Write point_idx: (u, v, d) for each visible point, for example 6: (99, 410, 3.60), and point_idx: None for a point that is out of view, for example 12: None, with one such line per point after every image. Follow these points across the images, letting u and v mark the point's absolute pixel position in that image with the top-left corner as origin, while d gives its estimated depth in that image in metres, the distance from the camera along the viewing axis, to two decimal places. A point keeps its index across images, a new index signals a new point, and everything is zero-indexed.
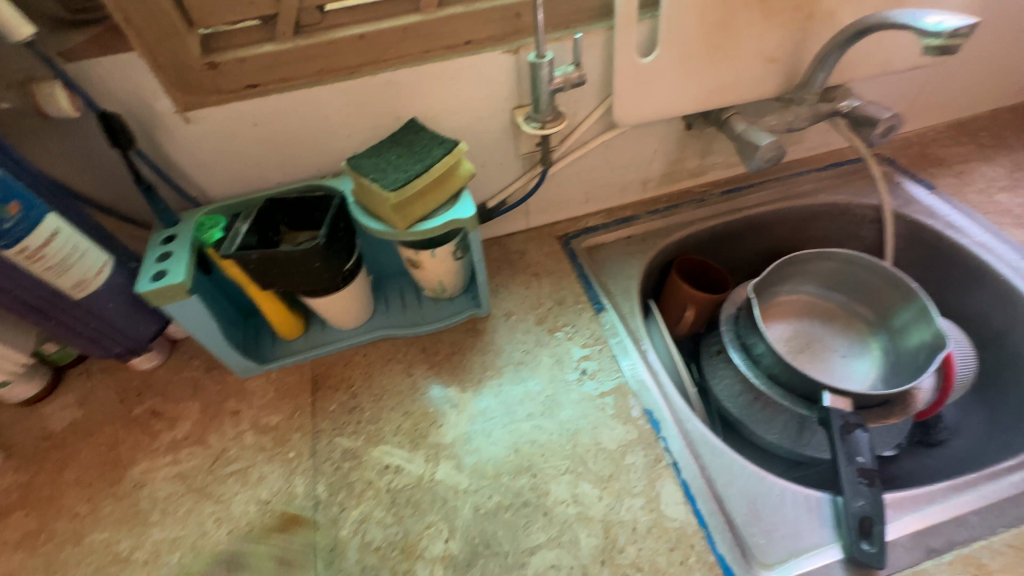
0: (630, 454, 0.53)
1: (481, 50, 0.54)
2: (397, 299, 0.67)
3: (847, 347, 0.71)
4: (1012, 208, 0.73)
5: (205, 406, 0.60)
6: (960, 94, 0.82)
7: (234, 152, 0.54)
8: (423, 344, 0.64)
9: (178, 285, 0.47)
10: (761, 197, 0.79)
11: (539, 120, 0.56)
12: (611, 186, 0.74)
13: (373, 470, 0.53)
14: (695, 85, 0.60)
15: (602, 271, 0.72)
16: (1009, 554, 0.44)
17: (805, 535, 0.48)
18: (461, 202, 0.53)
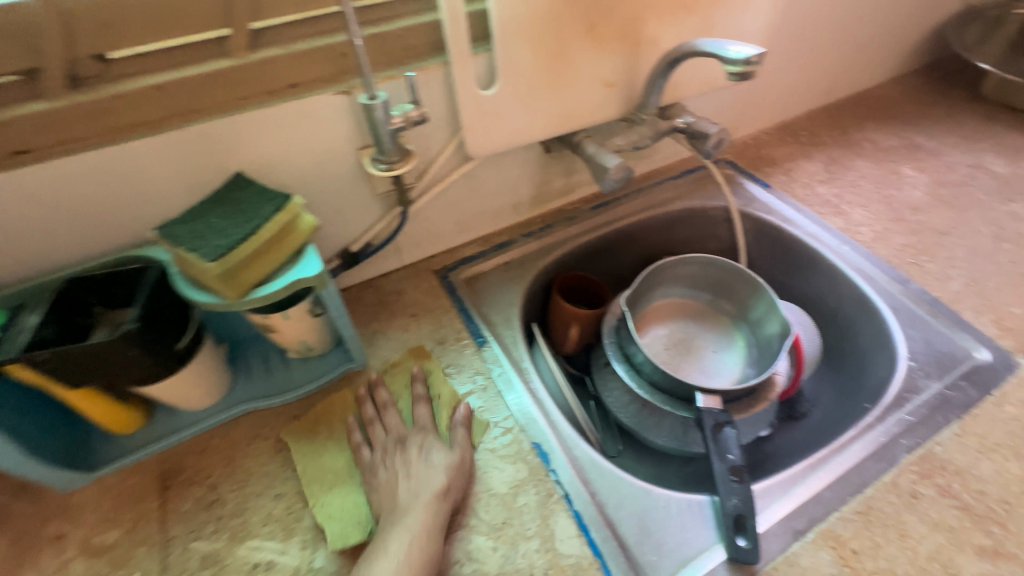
0: (522, 494, 0.51)
1: (309, 93, 0.50)
2: (260, 365, 0.61)
3: (717, 342, 0.76)
4: (829, 198, 0.83)
5: (17, 537, 0.49)
6: (780, 100, 0.92)
7: (14, 231, 0.45)
8: (294, 412, 0.58)
9: None
10: (626, 209, 0.82)
11: (386, 161, 0.54)
12: (482, 214, 0.74)
13: (241, 572, 0.47)
14: (543, 113, 0.61)
15: (483, 301, 0.70)
16: (857, 520, 0.49)
17: (691, 542, 0.49)
18: (305, 256, 0.48)
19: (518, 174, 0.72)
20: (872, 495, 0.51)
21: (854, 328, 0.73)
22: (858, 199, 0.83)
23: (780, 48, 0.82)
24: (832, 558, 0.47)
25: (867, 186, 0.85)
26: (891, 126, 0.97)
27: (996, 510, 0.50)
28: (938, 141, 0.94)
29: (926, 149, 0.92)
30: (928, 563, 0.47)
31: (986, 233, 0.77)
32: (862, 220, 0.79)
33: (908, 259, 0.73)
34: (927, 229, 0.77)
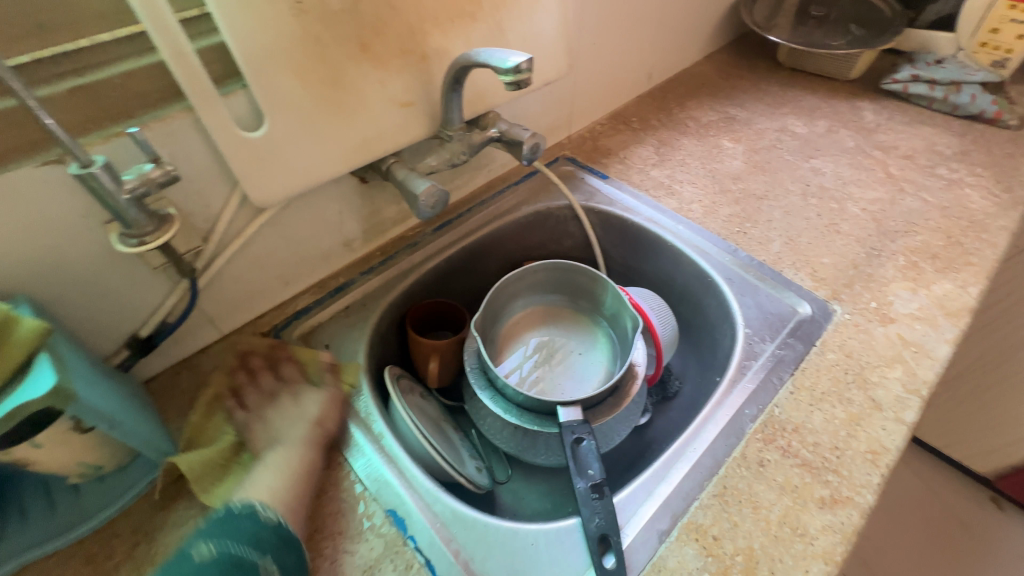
0: (378, 575, 0.46)
1: (1, 169, 0.40)
2: (37, 502, 0.49)
3: (582, 345, 0.75)
4: (663, 180, 0.86)
5: None
6: (605, 90, 0.94)
7: None
8: (90, 550, 0.48)
9: None
10: (472, 224, 0.79)
11: (137, 235, 0.45)
12: (307, 259, 0.66)
13: None
14: (336, 146, 0.55)
15: (325, 357, 0.63)
16: (714, 504, 0.50)
17: (564, 573, 0.47)
18: (37, 369, 0.39)
19: (337, 211, 0.65)
20: (725, 474, 0.52)
21: (701, 302, 0.76)
22: (687, 177, 0.87)
23: (590, 42, 0.84)
24: (696, 551, 0.47)
25: (694, 163, 0.89)
26: (709, 102, 1.04)
27: (830, 458, 0.53)
28: (749, 111, 1.02)
29: (740, 120, 0.99)
30: (780, 529, 0.48)
31: (796, 191, 0.84)
32: (692, 197, 0.83)
33: (735, 228, 0.78)
34: (747, 196, 0.83)
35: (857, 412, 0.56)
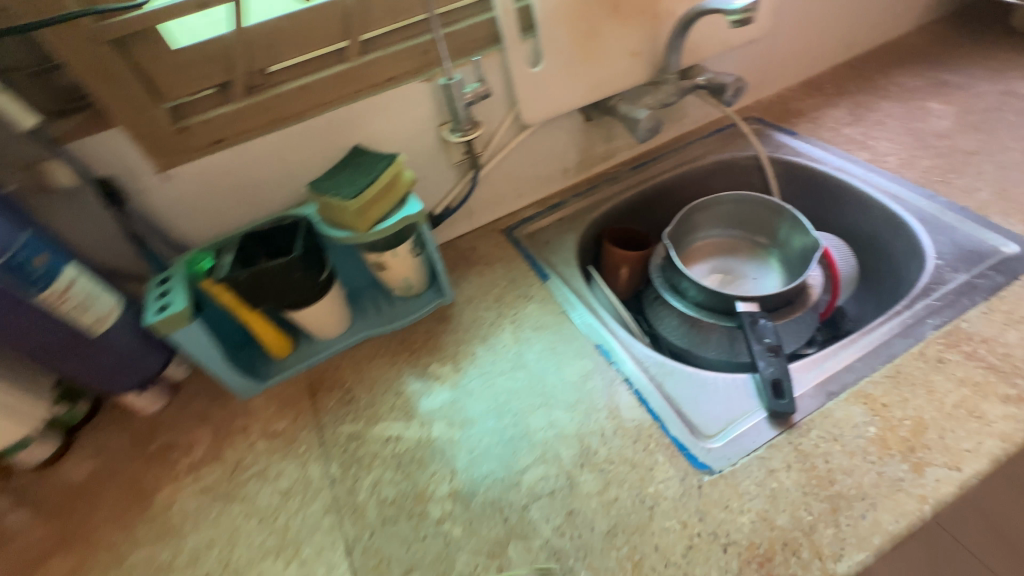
0: (591, 380, 0.63)
1: (403, 83, 0.66)
2: (372, 305, 0.76)
3: (756, 271, 0.83)
4: (855, 137, 0.90)
5: (215, 429, 0.67)
6: (801, 56, 1.00)
7: (209, 203, 0.63)
8: (401, 337, 0.73)
9: (179, 313, 0.56)
10: (663, 167, 0.93)
11: (461, 130, 0.69)
12: (537, 179, 0.87)
13: (377, 442, 0.61)
14: (582, 83, 0.74)
15: (544, 250, 0.83)
16: (886, 382, 0.56)
17: (739, 407, 0.58)
18: (409, 202, 0.64)
19: (564, 142, 0.85)
20: (900, 362, 0.58)
21: (887, 245, 0.79)
22: (884, 134, 0.89)
23: (793, 9, 0.91)
24: (864, 411, 0.54)
25: (892, 122, 0.91)
26: (918, 69, 1.02)
27: (1021, 367, 0.55)
28: (966, 76, 0.98)
29: (952, 84, 0.96)
30: (955, 409, 0.53)
31: (1015, 148, 0.80)
32: (888, 151, 0.85)
33: (934, 178, 0.79)
34: (953, 151, 0.82)
35: None
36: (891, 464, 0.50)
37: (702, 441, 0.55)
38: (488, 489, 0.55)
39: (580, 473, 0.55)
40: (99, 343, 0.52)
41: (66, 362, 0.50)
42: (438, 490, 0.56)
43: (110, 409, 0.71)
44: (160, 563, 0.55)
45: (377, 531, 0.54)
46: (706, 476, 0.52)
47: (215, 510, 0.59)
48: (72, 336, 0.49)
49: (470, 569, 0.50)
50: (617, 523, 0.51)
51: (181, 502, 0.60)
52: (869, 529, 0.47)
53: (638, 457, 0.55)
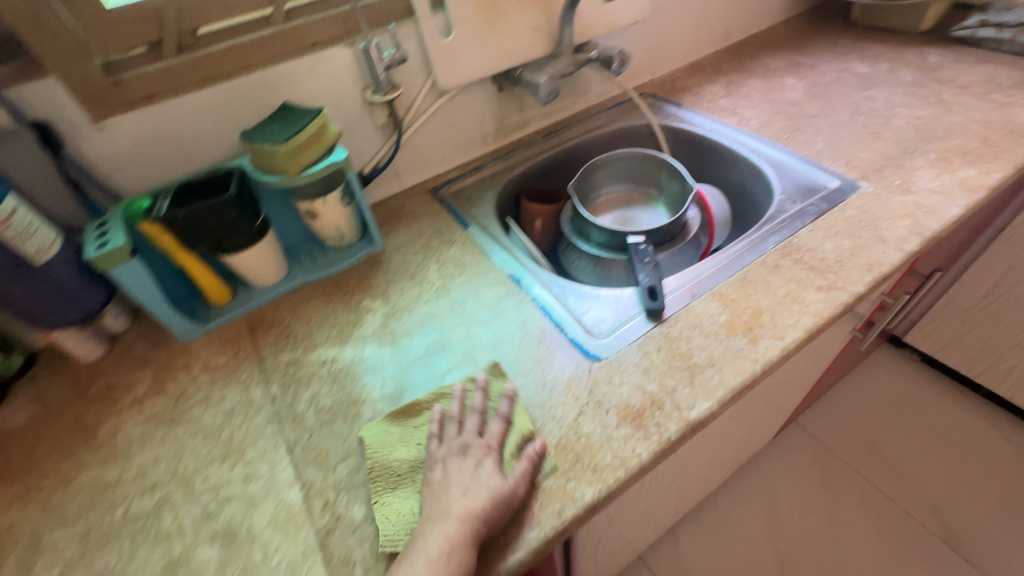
0: (505, 301, 0.73)
1: (326, 48, 0.74)
2: (307, 256, 0.83)
3: (649, 216, 0.97)
4: (727, 106, 1.06)
5: (157, 369, 0.71)
6: (685, 41, 1.16)
7: (144, 155, 0.68)
8: (336, 281, 0.80)
9: (119, 249, 0.61)
10: (570, 135, 1.05)
11: (382, 91, 0.77)
12: (458, 144, 0.97)
13: (315, 364, 0.68)
14: (490, 54, 0.85)
15: (466, 205, 0.93)
16: (735, 284, 0.71)
17: (624, 313, 0.70)
18: (335, 151, 0.71)
19: (480, 110, 0.95)
20: (747, 269, 0.72)
21: (751, 191, 0.95)
22: (750, 104, 1.06)
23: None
24: (717, 305, 0.68)
25: (757, 94, 1.08)
26: (780, 53, 1.21)
27: (832, 266, 0.71)
28: (816, 59, 1.17)
29: (805, 65, 1.16)
30: (783, 298, 0.68)
31: (845, 111, 0.99)
32: (752, 117, 1.02)
33: (785, 136, 0.96)
34: (800, 115, 1.00)
35: (863, 242, 0.73)
36: (735, 340, 0.64)
37: (594, 338, 0.67)
38: (414, 390, 0.64)
39: (493, 370, 0.65)
40: (37, 273, 0.56)
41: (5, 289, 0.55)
42: (370, 395, 0.64)
43: (47, 362, 0.73)
44: (107, 480, 0.59)
45: (316, 432, 0.61)
46: (595, 362, 0.64)
47: (160, 433, 0.63)
48: (16, 262, 0.54)
49: (399, 450, 0.58)
50: (523, 403, 0.61)
51: (126, 430, 0.64)
52: (715, 385, 0.60)
53: (541, 353, 0.65)
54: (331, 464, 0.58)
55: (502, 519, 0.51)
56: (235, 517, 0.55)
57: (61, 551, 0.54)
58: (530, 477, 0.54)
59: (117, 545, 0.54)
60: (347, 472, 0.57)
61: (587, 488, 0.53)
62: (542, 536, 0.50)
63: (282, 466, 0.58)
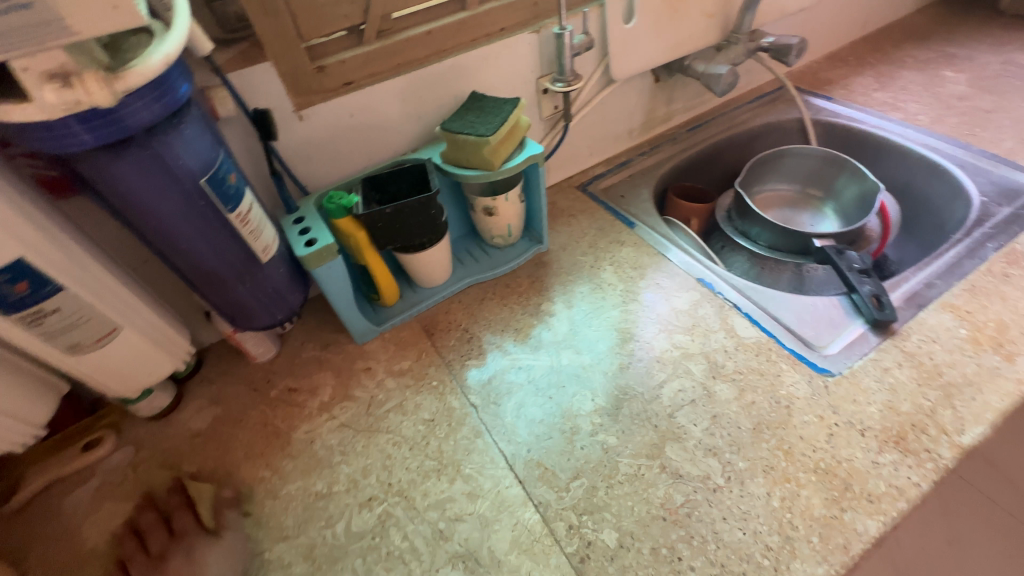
0: (702, 308, 0.68)
1: (512, 34, 0.69)
2: (468, 255, 0.79)
3: (811, 218, 0.91)
4: (885, 100, 0.99)
5: (338, 372, 0.68)
6: (828, 30, 1.09)
7: (334, 147, 0.65)
8: (506, 282, 0.76)
9: (328, 247, 0.57)
10: (715, 129, 1.00)
11: (564, 80, 0.72)
12: (608, 138, 0.92)
13: (511, 372, 0.64)
14: (665, 41, 0.79)
15: (622, 203, 0.88)
16: (965, 294, 0.64)
17: (841, 323, 0.65)
18: (527, 145, 0.67)
19: (634, 102, 0.90)
20: (974, 278, 0.66)
21: (925, 192, 0.88)
22: (910, 98, 0.99)
23: None
24: (952, 318, 0.62)
25: (916, 88, 1.01)
26: (926, 44, 1.14)
27: None
28: (971, 50, 1.09)
29: (960, 56, 1.08)
30: None
31: None
32: (918, 111, 0.95)
33: (964, 132, 0.89)
34: (975, 110, 0.93)
35: None
36: (986, 356, 0.58)
37: (815, 350, 0.62)
38: (631, 403, 0.59)
39: (714, 384, 0.60)
40: (260, 273, 0.53)
41: (231, 291, 0.52)
42: (583, 407, 0.60)
43: (218, 361, 0.71)
44: (318, 491, 0.56)
45: (531, 447, 0.57)
46: (829, 378, 0.59)
47: (361, 441, 0.60)
48: (245, 262, 0.51)
49: (634, 469, 0.54)
50: (761, 421, 0.56)
51: (322, 437, 0.61)
52: (981, 407, 0.54)
53: (764, 367, 0.61)
54: (563, 483, 0.54)
55: (779, 552, 0.47)
56: (470, 538, 0.51)
57: (287, 568, 0.51)
58: (798, 504, 0.49)
59: (347, 565, 0.50)
60: (584, 492, 0.53)
61: (869, 520, 0.47)
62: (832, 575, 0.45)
63: (508, 482, 0.54)
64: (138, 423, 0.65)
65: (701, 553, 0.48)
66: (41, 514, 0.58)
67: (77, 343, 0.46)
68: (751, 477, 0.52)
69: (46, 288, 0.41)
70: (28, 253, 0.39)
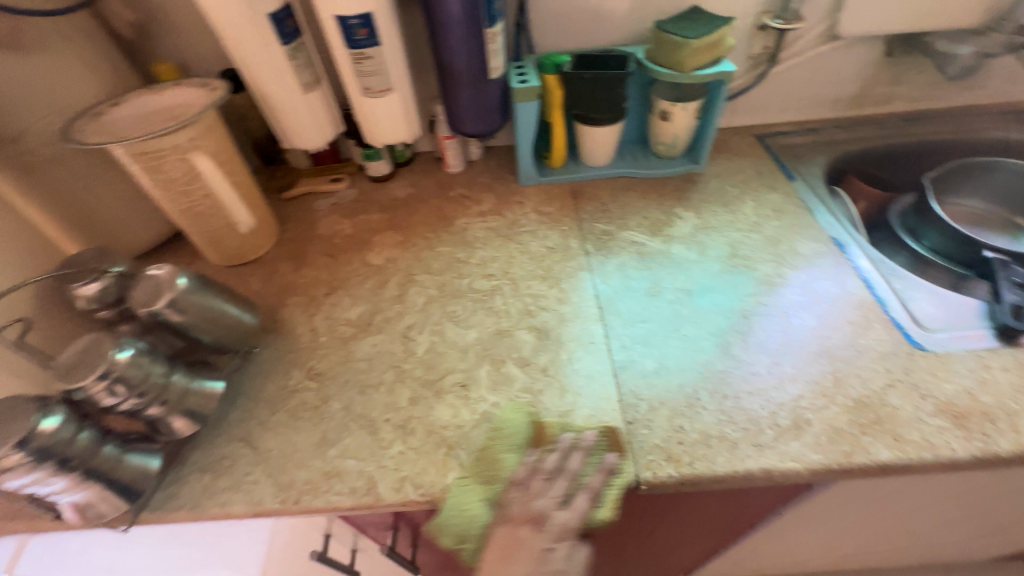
0: (822, 258, 0.72)
1: None
2: (630, 154, 0.91)
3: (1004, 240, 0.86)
4: None
5: (499, 196, 0.87)
6: None
7: (566, 23, 0.80)
8: (653, 184, 0.87)
9: (534, 88, 0.74)
10: (935, 128, 0.93)
11: (783, 19, 0.77)
12: (807, 99, 0.92)
13: (627, 242, 0.77)
14: (909, 10, 0.77)
15: (793, 161, 0.90)
16: None
17: (962, 321, 0.64)
18: (722, 63, 0.75)
19: (853, 69, 0.88)
20: None
21: None
22: None
23: None
24: None
25: None
26: None
27: None
28: None
29: None
30: None
31: None
32: None
33: None
34: None
35: None
36: None
37: (920, 328, 0.63)
38: (715, 296, 0.68)
39: (798, 311, 0.65)
40: (485, 86, 0.72)
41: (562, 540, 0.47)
42: (673, 283, 0.70)
43: (422, 161, 0.95)
44: (458, 257, 0.77)
45: (614, 293, 0.70)
46: (919, 349, 0.60)
47: (498, 241, 0.79)
48: (479, 72, 0.71)
49: (693, 335, 0.64)
50: (826, 350, 0.61)
51: (473, 229, 0.81)
52: None
53: (857, 318, 0.64)
54: (631, 320, 0.66)
55: (784, 431, 0.54)
56: (548, 322, 0.67)
57: (425, 288, 0.73)
58: (823, 413, 0.55)
59: (462, 301, 0.71)
60: (645, 331, 0.65)
61: (884, 449, 0.52)
62: (823, 463, 0.52)
63: (589, 303, 0.69)
64: (364, 178, 0.92)
65: (719, 403, 0.57)
66: (299, 207, 0.88)
67: (369, 87, 0.70)
68: (791, 380, 0.58)
69: (372, 40, 0.65)
70: (373, 11, 0.62)
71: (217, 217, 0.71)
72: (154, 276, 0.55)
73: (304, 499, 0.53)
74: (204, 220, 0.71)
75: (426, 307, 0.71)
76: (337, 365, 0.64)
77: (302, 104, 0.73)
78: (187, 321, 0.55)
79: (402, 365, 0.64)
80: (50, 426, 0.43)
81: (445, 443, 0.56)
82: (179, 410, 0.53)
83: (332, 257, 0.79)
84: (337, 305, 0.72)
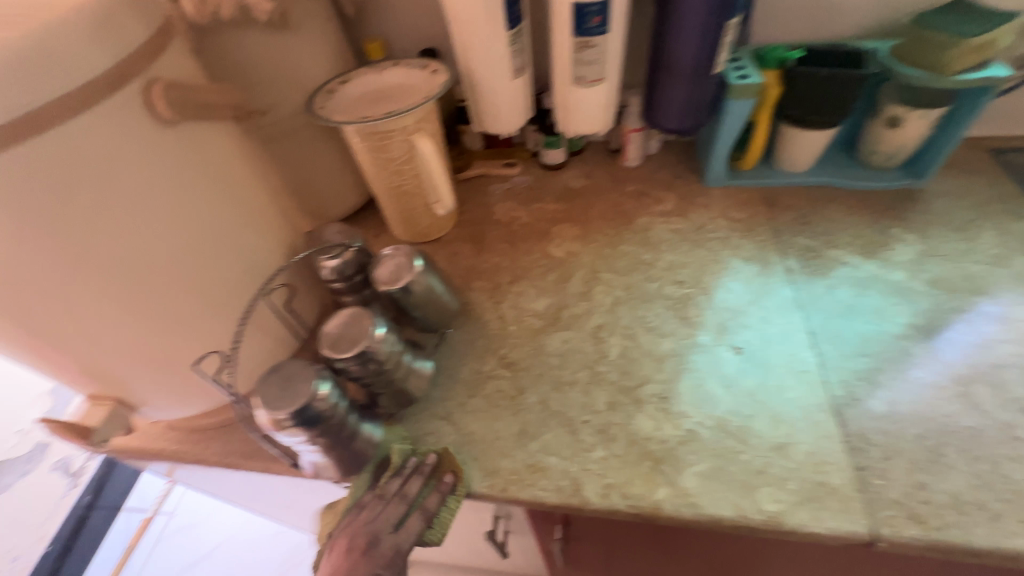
0: None
1: None
2: (835, 161, 0.81)
3: None
4: None
5: (681, 196, 0.83)
6: None
7: (795, 13, 0.73)
8: (862, 197, 0.78)
9: (755, 85, 0.68)
10: None
11: None
12: None
13: (836, 262, 0.70)
14: None
15: None
16: None
17: None
18: (990, 67, 0.64)
19: None
20: None
21: None
22: None
23: None
24: None
25: None
26: None
27: None
28: None
29: None
30: None
31: None
32: None
33: None
34: None
35: None
36: None
37: None
38: (953, 337, 0.60)
39: None
40: (705, 81, 0.67)
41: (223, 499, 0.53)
42: (898, 316, 0.63)
43: (596, 152, 0.92)
44: (643, 259, 0.74)
45: (812, 313, 0.64)
46: None
47: (686, 246, 0.75)
48: (703, 66, 0.66)
49: (930, 380, 0.57)
50: None
51: (657, 230, 0.78)
52: None
53: None
54: (850, 352, 0.60)
55: None
56: (751, 341, 0.63)
57: (611, 288, 0.71)
58: None
59: (652, 307, 0.68)
60: (868, 368, 0.59)
61: None
62: None
63: (797, 326, 0.63)
64: (536, 165, 0.91)
65: (971, 464, 0.50)
66: (474, 189, 0.90)
67: (582, 77, 0.68)
68: None
69: (602, 28, 0.62)
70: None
71: (417, 197, 0.73)
72: (392, 256, 0.57)
73: (512, 489, 0.54)
74: (406, 198, 0.73)
75: (614, 308, 0.69)
76: (530, 356, 0.65)
77: (507, 90, 0.72)
78: (412, 302, 0.57)
79: (596, 366, 0.63)
80: (324, 392, 0.46)
81: (650, 456, 0.55)
82: (402, 386, 0.55)
83: (512, 245, 0.80)
84: (522, 295, 0.72)
